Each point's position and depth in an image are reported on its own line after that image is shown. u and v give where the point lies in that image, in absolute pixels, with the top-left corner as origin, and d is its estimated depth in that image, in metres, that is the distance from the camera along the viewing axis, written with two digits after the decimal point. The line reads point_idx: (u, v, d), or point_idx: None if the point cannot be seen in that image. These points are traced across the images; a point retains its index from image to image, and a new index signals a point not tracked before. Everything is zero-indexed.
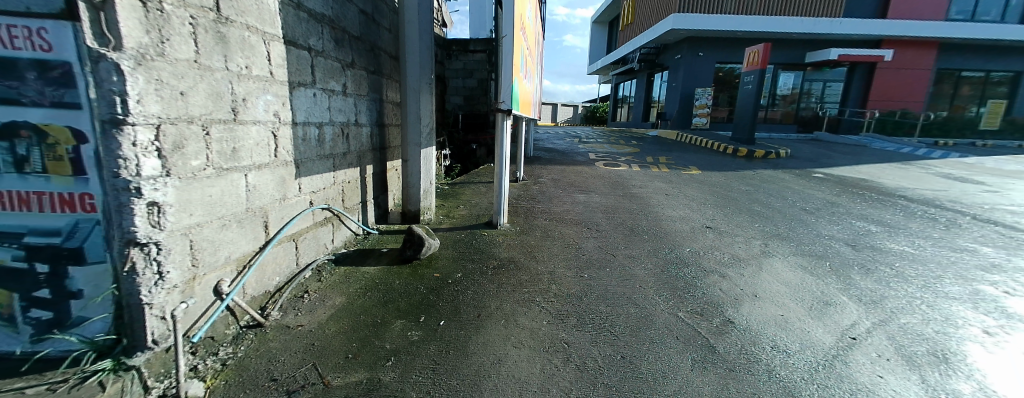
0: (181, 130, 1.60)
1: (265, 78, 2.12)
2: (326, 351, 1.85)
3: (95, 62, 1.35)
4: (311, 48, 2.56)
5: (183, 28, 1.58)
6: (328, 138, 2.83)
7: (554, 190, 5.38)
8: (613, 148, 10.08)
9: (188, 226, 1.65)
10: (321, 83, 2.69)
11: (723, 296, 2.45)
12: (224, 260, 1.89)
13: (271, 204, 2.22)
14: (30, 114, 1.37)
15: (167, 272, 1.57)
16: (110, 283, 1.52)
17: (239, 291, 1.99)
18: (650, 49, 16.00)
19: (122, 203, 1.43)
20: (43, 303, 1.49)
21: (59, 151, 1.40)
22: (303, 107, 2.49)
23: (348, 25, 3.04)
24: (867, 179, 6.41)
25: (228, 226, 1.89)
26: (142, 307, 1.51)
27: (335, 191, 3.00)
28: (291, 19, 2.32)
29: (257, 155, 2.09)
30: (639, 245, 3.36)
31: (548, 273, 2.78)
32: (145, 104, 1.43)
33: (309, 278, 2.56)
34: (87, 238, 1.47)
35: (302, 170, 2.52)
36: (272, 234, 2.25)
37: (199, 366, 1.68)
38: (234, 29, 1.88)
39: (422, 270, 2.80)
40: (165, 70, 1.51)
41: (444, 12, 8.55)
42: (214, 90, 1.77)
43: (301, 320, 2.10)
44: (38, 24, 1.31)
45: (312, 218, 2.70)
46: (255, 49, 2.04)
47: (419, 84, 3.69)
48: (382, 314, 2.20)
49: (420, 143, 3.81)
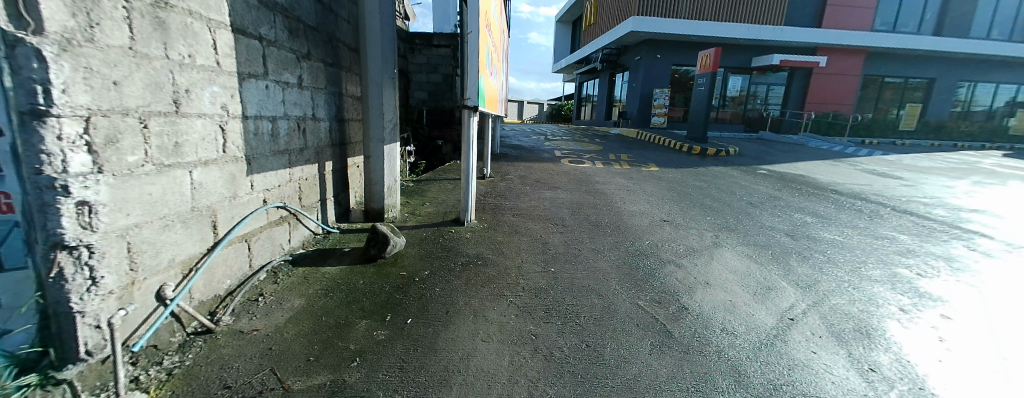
0: (115, 123, 1.48)
1: (210, 69, 1.99)
2: (285, 355, 1.78)
3: (11, 47, 1.21)
4: (263, 38, 2.43)
5: (114, 12, 1.45)
6: (283, 133, 2.71)
7: (520, 187, 5.44)
8: (577, 145, 10.30)
9: (124, 227, 1.53)
10: (274, 75, 2.56)
11: (679, 284, 2.59)
12: (168, 263, 1.76)
13: (219, 203, 2.09)
14: None
15: (101, 277, 1.45)
16: (33, 291, 1.37)
17: (185, 296, 1.87)
18: (610, 49, 16.51)
19: (45, 202, 1.30)
20: None
21: None
22: (254, 100, 2.36)
23: (303, 14, 2.90)
24: (806, 175, 6.97)
25: (171, 226, 1.77)
26: (72, 316, 1.38)
27: (291, 188, 2.87)
28: (239, 6, 2.19)
29: (203, 151, 1.96)
30: (603, 238, 3.48)
31: (515, 268, 2.82)
32: (69, 93, 1.30)
33: (265, 280, 2.44)
34: (5, 241, 1.31)
35: (254, 167, 2.39)
36: (221, 235, 2.13)
37: (141, 376, 1.56)
38: (174, 16, 1.75)
39: (387, 269, 2.74)
40: (95, 57, 1.39)
41: (406, 4, 8.32)
42: (152, 80, 1.64)
43: (256, 324, 2.00)
44: None
45: (266, 218, 2.57)
46: (199, 37, 1.91)
47: (381, 78, 3.59)
48: (346, 314, 2.14)
49: (383, 139, 3.72)
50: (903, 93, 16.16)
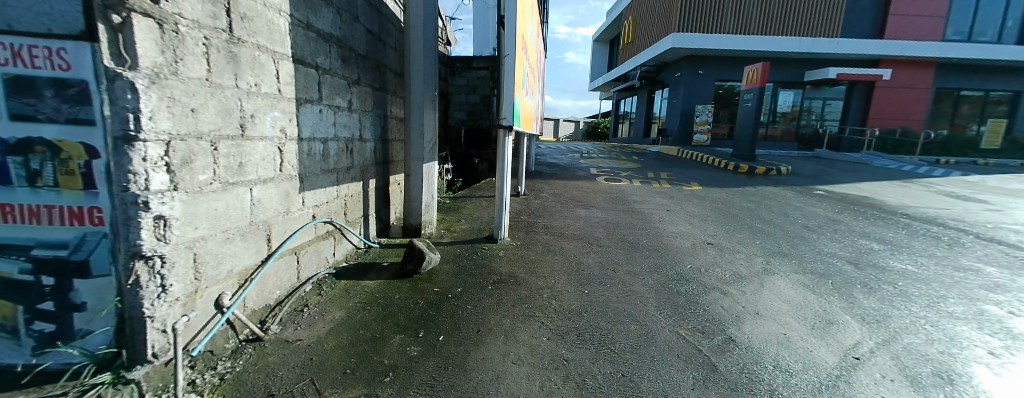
0: (191, 146, 1.64)
1: (273, 96, 2.17)
2: (325, 366, 1.85)
3: (111, 81, 1.39)
4: (319, 66, 2.63)
5: (196, 48, 1.64)
6: (333, 153, 2.88)
7: (555, 205, 5.40)
8: (615, 163, 10.14)
9: (192, 239, 1.67)
10: (327, 100, 2.75)
11: (725, 313, 2.43)
12: (227, 273, 1.90)
13: (274, 218, 2.25)
14: (45, 131, 1.41)
15: (170, 285, 1.58)
16: (113, 296, 1.52)
17: (240, 305, 2.00)
18: (649, 67, 16.35)
19: (129, 216, 1.46)
20: (46, 316, 1.49)
21: (72, 166, 1.44)
22: (309, 123, 2.54)
23: (355, 44, 3.12)
24: (870, 197, 6.41)
25: (232, 239, 1.92)
26: (144, 320, 1.52)
27: (338, 204, 3.03)
28: (300, 38, 2.40)
29: (263, 170, 2.13)
30: (641, 261, 3.36)
31: (549, 288, 2.78)
32: (154, 119, 1.46)
33: (310, 292, 2.57)
34: (94, 251, 1.49)
35: (306, 184, 2.56)
36: (274, 248, 2.27)
37: (197, 380, 1.68)
38: (245, 49, 1.94)
39: (422, 285, 2.79)
40: (178, 88, 1.56)
41: (448, 29, 8.70)
42: (224, 107, 1.82)
43: (300, 334, 2.10)
44: (58, 44, 1.36)
45: (314, 232, 2.71)
46: (265, 67, 2.10)
47: (423, 100, 3.75)
48: (381, 329, 2.20)
49: (422, 158, 3.86)
50: (985, 107, 14.59)
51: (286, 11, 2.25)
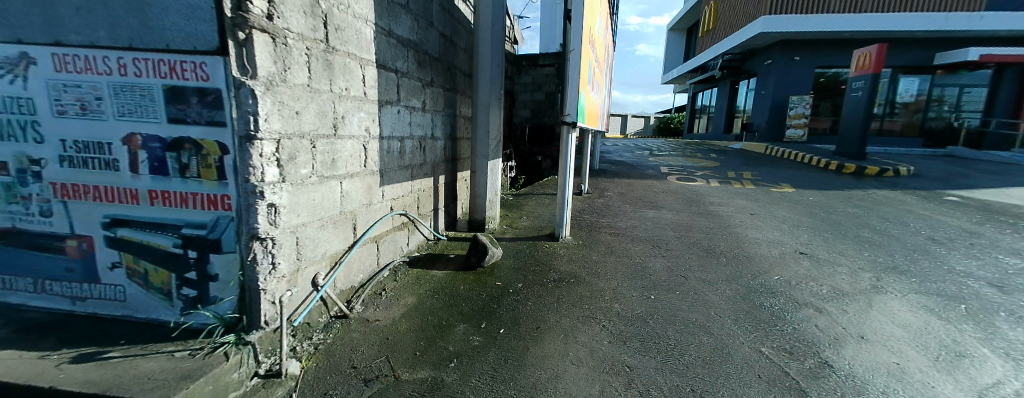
0: (295, 143, 1.88)
1: (359, 98, 2.41)
2: (397, 346, 2.01)
3: (237, 89, 1.64)
4: (398, 70, 2.85)
5: (300, 58, 1.88)
6: (408, 150, 3.11)
7: (621, 205, 5.26)
8: (688, 162, 9.56)
9: (295, 224, 1.93)
10: (405, 101, 2.97)
11: (822, 335, 2.19)
12: (321, 255, 2.16)
13: (359, 208, 2.49)
14: (191, 132, 1.70)
15: (278, 263, 1.84)
16: (237, 270, 1.80)
17: (331, 284, 2.26)
18: (733, 55, 15.15)
19: (250, 203, 1.72)
20: (191, 283, 1.83)
21: (209, 161, 1.72)
22: (388, 123, 2.77)
23: (429, 47, 3.32)
24: (1021, 206, 5.30)
25: (325, 226, 2.17)
26: (259, 292, 1.78)
27: (411, 198, 3.26)
28: (382, 45, 2.62)
29: (351, 166, 2.37)
30: (718, 268, 3.15)
31: (611, 290, 2.73)
32: (268, 120, 1.70)
33: (387, 278, 2.80)
34: (224, 231, 1.78)
35: (385, 179, 2.79)
36: (359, 235, 2.52)
37: (297, 347, 1.94)
38: (338, 57, 2.18)
39: (485, 277, 2.91)
40: (286, 93, 1.80)
41: (516, 27, 8.81)
42: (321, 109, 2.06)
43: (378, 315, 2.32)
44: (201, 59, 1.64)
45: (391, 223, 2.95)
46: (354, 73, 2.33)
47: (489, 98, 3.88)
48: (447, 317, 2.33)
49: (487, 155, 4.00)
50: None
51: (371, 21, 2.47)
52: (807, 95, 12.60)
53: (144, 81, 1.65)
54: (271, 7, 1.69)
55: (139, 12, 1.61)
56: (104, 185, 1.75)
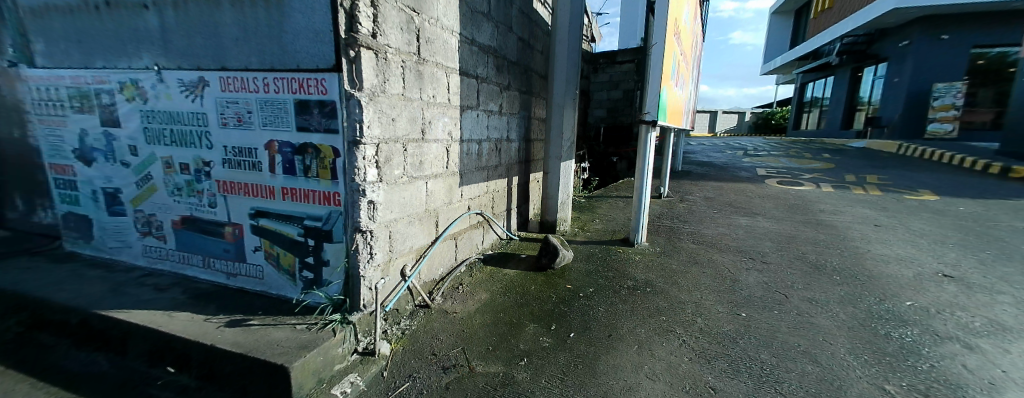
0: (390, 147, 2.09)
1: (444, 104, 2.58)
2: (472, 339, 2.13)
3: (348, 100, 1.87)
4: (478, 76, 3.00)
5: (396, 70, 2.08)
6: (485, 152, 3.25)
7: (707, 211, 4.90)
8: (792, 163, 8.54)
9: (389, 220, 2.15)
10: (483, 105, 3.12)
11: (973, 378, 1.83)
12: (409, 248, 2.37)
13: (441, 207, 2.68)
14: (313, 138, 1.98)
15: (374, 253, 2.07)
16: (343, 258, 2.06)
17: (416, 276, 2.47)
18: (857, 37, 13.21)
19: (355, 200, 1.96)
20: (309, 267, 2.13)
21: (325, 163, 1.99)
22: (468, 127, 2.94)
23: (507, 52, 3.44)
24: None
25: (412, 222, 2.38)
26: (359, 278, 2.03)
27: (486, 198, 3.40)
28: (466, 53, 2.79)
29: (435, 167, 2.56)
30: (828, 287, 2.79)
31: (692, 303, 2.58)
32: (370, 127, 1.92)
33: (463, 273, 2.97)
34: (335, 224, 2.04)
35: (464, 180, 2.97)
36: (440, 231, 2.72)
37: (389, 330, 2.16)
38: (428, 67, 2.37)
39: (556, 279, 2.94)
40: (385, 102, 2.02)
41: (594, 25, 8.64)
42: (412, 116, 2.26)
43: (455, 308, 2.47)
44: (322, 76, 1.89)
45: (468, 221, 3.12)
46: (440, 82, 2.52)
47: (564, 100, 3.89)
48: (518, 315, 2.40)
49: (560, 156, 4.02)
50: None
51: (456, 31, 2.64)
52: (961, 81, 10.59)
53: (281, 97, 1.96)
54: (375, 26, 1.90)
55: (278, 39, 1.92)
56: (250, 183, 2.13)
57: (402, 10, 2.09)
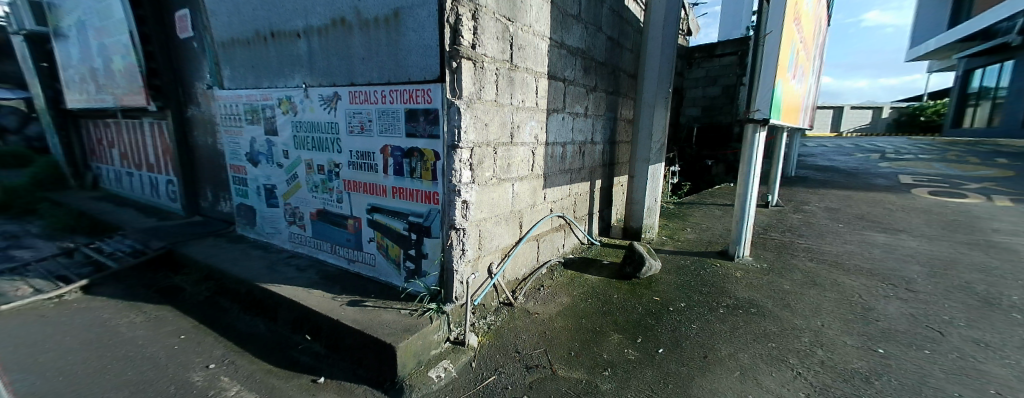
0: (483, 151, 2.22)
1: (532, 108, 2.65)
2: (555, 342, 2.16)
3: (449, 108, 2.04)
4: (566, 79, 3.01)
5: (491, 77, 2.20)
6: (569, 155, 3.25)
7: (828, 224, 4.26)
8: (950, 169, 6.96)
9: (479, 219, 2.28)
10: (570, 108, 3.13)
11: None
12: (495, 247, 2.49)
13: (525, 208, 2.76)
14: (418, 143, 2.19)
15: (465, 250, 2.21)
16: (439, 253, 2.24)
17: (501, 274, 2.58)
18: None
19: (451, 199, 2.12)
20: (410, 258, 2.37)
21: (427, 165, 2.18)
22: (554, 130, 2.97)
23: (595, 53, 3.39)
24: None
25: (499, 222, 2.49)
26: (453, 272, 2.19)
27: (569, 201, 3.40)
28: (555, 56, 2.82)
29: (522, 170, 2.64)
30: (1004, 327, 2.24)
31: (807, 331, 2.26)
32: (467, 132, 2.07)
33: (544, 275, 3.01)
34: (433, 221, 2.23)
35: (548, 182, 3.00)
36: (524, 232, 2.79)
37: (477, 324, 2.30)
38: (519, 73, 2.45)
39: (641, 289, 2.82)
40: (481, 109, 2.15)
41: (690, 17, 8.04)
42: (503, 120, 2.37)
43: (537, 309, 2.53)
44: (428, 87, 2.09)
45: (550, 224, 3.15)
46: (530, 86, 2.59)
47: (655, 99, 3.69)
48: (602, 324, 2.36)
49: (649, 159, 3.83)
50: None
51: (547, 36, 2.69)
52: None
53: (394, 107, 2.22)
54: (475, 38, 2.04)
55: (394, 56, 2.18)
56: (366, 182, 2.45)
57: (498, 20, 2.20)
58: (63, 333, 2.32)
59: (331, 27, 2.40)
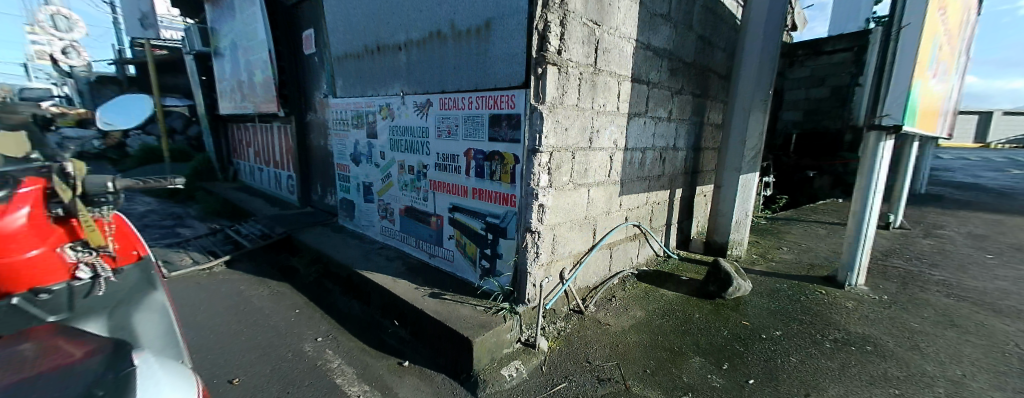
0: (562, 155, 2.23)
1: (613, 113, 2.59)
2: (629, 357, 2.07)
3: (532, 112, 2.08)
4: (650, 81, 2.89)
5: (574, 81, 2.20)
6: (649, 161, 3.11)
7: (975, 254, 3.51)
8: None
9: (554, 223, 2.29)
10: (652, 112, 2.99)
11: None
12: (568, 252, 2.47)
13: (600, 215, 2.69)
14: (499, 147, 2.27)
15: (539, 253, 2.24)
16: (513, 254, 2.30)
17: (572, 280, 2.55)
18: None
19: (528, 202, 2.16)
20: (486, 257, 2.46)
21: (507, 168, 2.25)
22: (634, 135, 2.86)
23: (684, 54, 3.20)
24: None
25: (574, 227, 2.47)
26: (527, 274, 2.23)
27: (646, 210, 3.24)
28: (640, 58, 2.73)
29: (598, 176, 2.59)
30: None
31: (945, 380, 1.89)
32: (547, 136, 2.09)
33: (616, 285, 2.91)
34: (509, 222, 2.29)
35: (624, 189, 2.90)
36: (597, 239, 2.73)
37: (548, 328, 2.31)
38: (603, 77, 2.41)
39: (727, 311, 2.58)
40: (562, 113, 2.16)
41: (796, 10, 7.20)
42: (583, 125, 2.36)
43: (609, 320, 2.45)
44: (512, 93, 2.16)
45: (624, 232, 3.04)
46: (612, 90, 2.53)
47: (751, 103, 3.36)
48: (681, 344, 2.21)
49: (740, 168, 3.49)
50: None
51: (634, 37, 2.61)
52: None
53: (479, 112, 2.34)
54: (561, 43, 2.06)
55: (483, 64, 2.30)
56: (450, 182, 2.61)
57: (586, 24, 2.20)
58: (209, 298, 2.82)
59: (427, 39, 2.61)
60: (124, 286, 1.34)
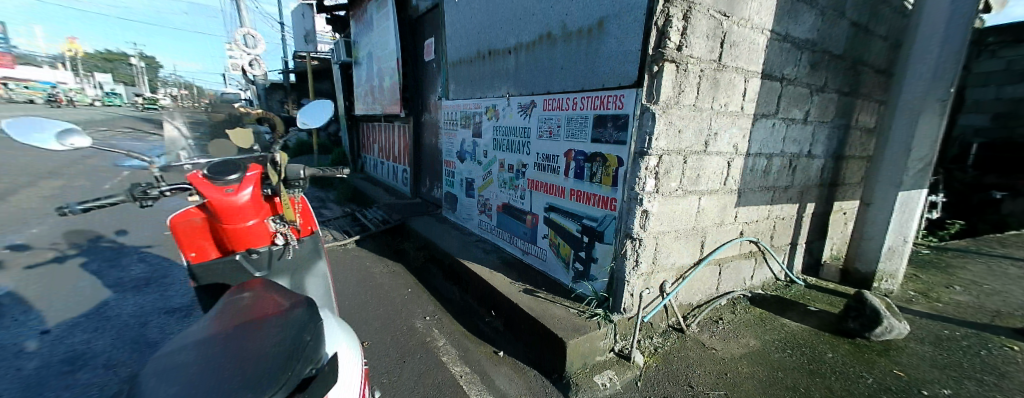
0: (672, 159, 2.07)
1: (735, 113, 2.31)
2: (740, 389, 1.84)
3: (643, 113, 1.98)
4: (784, 77, 2.51)
5: (694, 79, 2.02)
6: (775, 169, 2.71)
7: None
8: None
9: (658, 231, 2.14)
10: (784, 112, 2.60)
11: None
12: (671, 264, 2.29)
13: (710, 227, 2.44)
14: (603, 148, 2.21)
15: (639, 261, 2.12)
16: (610, 260, 2.21)
17: (673, 295, 2.36)
18: None
19: (631, 207, 2.06)
20: (580, 259, 2.41)
21: (609, 170, 2.18)
22: (759, 139, 2.52)
23: (832, 44, 2.72)
24: None
25: (679, 238, 2.27)
26: (624, 282, 2.13)
27: (767, 225, 2.84)
28: (773, 52, 2.39)
29: (712, 183, 2.34)
30: None
31: None
32: (658, 138, 1.96)
33: (724, 306, 2.60)
34: (608, 227, 2.21)
35: (742, 199, 2.58)
36: (705, 254, 2.47)
37: (644, 342, 2.18)
38: (727, 74, 2.17)
39: (872, 355, 2.13)
40: (677, 114, 2.01)
41: None
42: (699, 127, 2.15)
43: (715, 343, 2.21)
44: (622, 92, 2.08)
45: (738, 248, 2.70)
46: (736, 87, 2.26)
47: (925, 101, 2.70)
48: (808, 384, 1.89)
49: (903, 182, 2.83)
50: None
51: (768, 28, 2.30)
52: None
53: (583, 113, 2.30)
54: (682, 39, 1.91)
55: (592, 63, 2.26)
56: (548, 182, 2.62)
57: (712, 16, 2.00)
58: (339, 270, 3.30)
59: (537, 41, 2.66)
60: (301, 255, 1.82)
